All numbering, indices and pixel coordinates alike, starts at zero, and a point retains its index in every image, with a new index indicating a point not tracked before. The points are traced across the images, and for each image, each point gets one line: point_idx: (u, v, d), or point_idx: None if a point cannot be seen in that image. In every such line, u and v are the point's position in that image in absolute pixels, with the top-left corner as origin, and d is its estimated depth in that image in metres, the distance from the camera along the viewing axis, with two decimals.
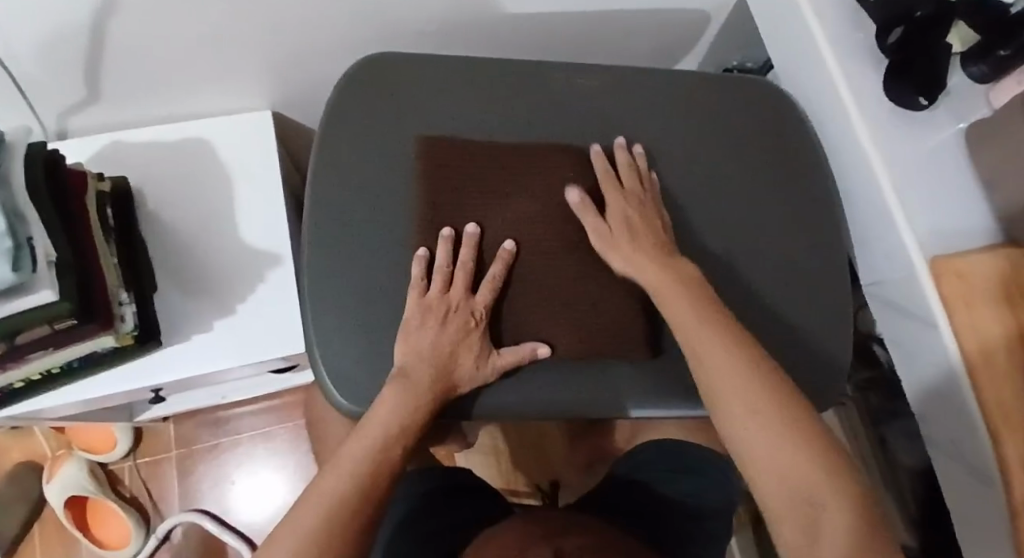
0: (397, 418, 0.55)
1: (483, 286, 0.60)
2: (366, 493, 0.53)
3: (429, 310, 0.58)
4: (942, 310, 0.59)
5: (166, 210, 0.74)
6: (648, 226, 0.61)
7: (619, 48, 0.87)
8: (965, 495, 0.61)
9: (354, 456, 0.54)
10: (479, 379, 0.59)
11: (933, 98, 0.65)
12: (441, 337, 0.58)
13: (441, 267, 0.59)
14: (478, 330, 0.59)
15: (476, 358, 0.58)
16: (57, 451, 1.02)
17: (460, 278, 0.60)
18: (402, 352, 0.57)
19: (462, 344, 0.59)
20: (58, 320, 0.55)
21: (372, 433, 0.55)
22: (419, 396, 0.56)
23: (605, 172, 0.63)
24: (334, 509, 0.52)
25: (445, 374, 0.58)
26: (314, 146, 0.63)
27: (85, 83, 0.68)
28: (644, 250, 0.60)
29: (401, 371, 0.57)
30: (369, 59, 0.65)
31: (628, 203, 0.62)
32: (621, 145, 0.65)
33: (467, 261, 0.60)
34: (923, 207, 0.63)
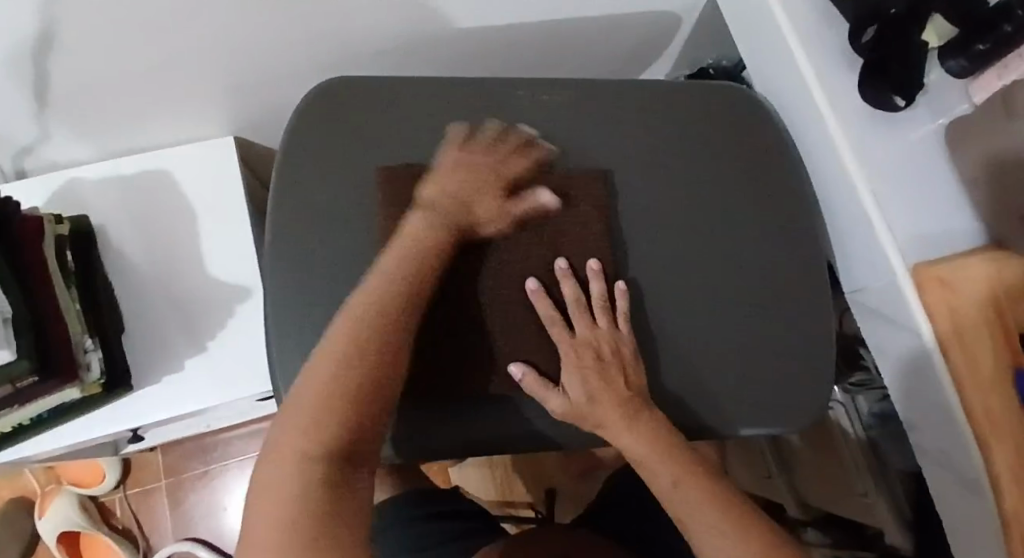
0: (422, 237, 0.56)
1: (522, 161, 0.61)
2: (373, 343, 0.50)
3: (468, 159, 0.60)
4: (925, 317, 0.58)
5: (131, 247, 0.72)
6: (608, 389, 0.55)
7: (590, 53, 0.85)
8: (956, 502, 0.60)
9: (338, 331, 0.51)
10: (495, 224, 0.59)
11: (910, 97, 0.62)
12: (466, 178, 0.59)
13: (485, 137, 0.61)
14: (498, 183, 0.60)
15: (495, 198, 0.59)
16: (45, 486, 1.01)
17: (499, 152, 0.61)
18: (429, 187, 0.58)
19: (485, 188, 0.59)
20: (19, 379, 0.54)
21: (405, 252, 0.55)
22: (443, 226, 0.57)
23: (551, 319, 0.58)
24: (339, 375, 0.48)
25: (466, 210, 0.58)
26: (271, 178, 0.61)
27: (34, 123, 0.66)
28: (612, 421, 0.55)
29: (429, 203, 0.57)
30: (324, 84, 0.63)
31: (582, 362, 0.57)
32: (564, 271, 0.59)
33: (492, 139, 0.61)
34: (903, 209, 0.61)
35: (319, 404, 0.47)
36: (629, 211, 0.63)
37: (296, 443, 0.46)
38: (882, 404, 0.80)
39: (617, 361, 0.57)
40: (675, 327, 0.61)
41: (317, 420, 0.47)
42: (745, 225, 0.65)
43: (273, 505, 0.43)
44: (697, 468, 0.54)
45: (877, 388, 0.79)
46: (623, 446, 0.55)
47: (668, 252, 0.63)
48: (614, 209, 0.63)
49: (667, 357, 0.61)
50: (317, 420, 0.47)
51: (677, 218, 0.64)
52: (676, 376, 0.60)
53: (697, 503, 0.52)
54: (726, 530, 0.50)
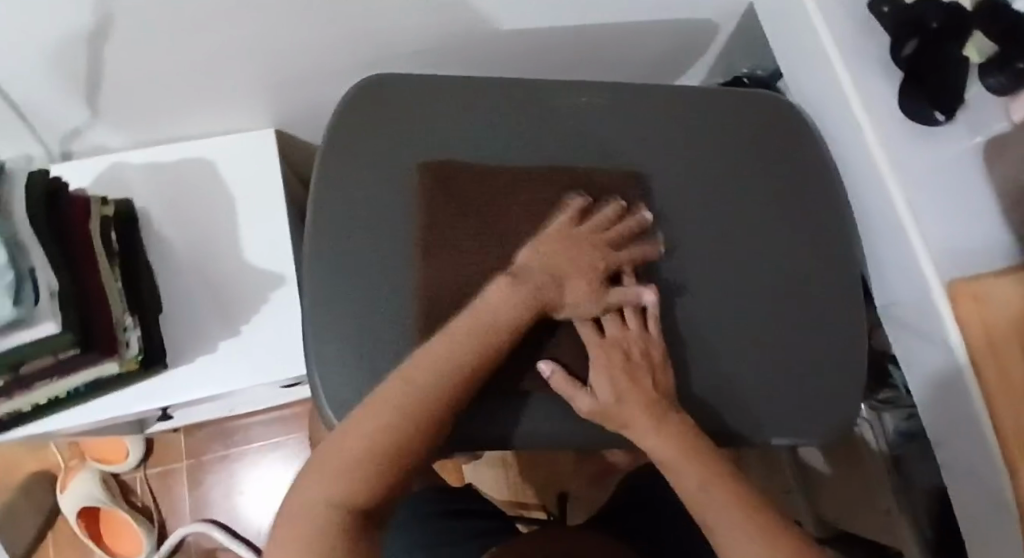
0: (509, 313, 0.55)
1: (632, 250, 0.60)
2: (442, 408, 0.51)
3: (576, 236, 0.60)
4: (958, 334, 0.57)
5: (170, 231, 0.73)
6: (635, 389, 0.56)
7: (626, 59, 0.86)
8: (982, 523, 0.60)
9: (402, 389, 0.50)
10: (584, 306, 0.58)
11: (949, 112, 0.62)
12: (571, 254, 0.59)
13: (603, 216, 0.61)
14: (602, 271, 0.59)
15: (592, 283, 0.58)
16: (69, 462, 1.03)
17: (610, 232, 0.60)
18: (527, 253, 0.59)
19: (585, 274, 0.58)
20: (60, 351, 0.55)
21: (478, 320, 0.54)
22: (530, 294, 0.56)
23: (580, 319, 0.58)
24: (387, 430, 0.48)
25: (557, 283, 0.57)
26: (314, 169, 0.62)
27: (84, 106, 0.67)
28: (637, 422, 0.55)
29: (523, 270, 0.57)
30: (368, 80, 0.64)
31: (610, 362, 0.57)
32: (595, 272, 0.60)
33: (600, 220, 0.61)
34: (940, 225, 0.61)
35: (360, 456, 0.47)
36: (663, 216, 0.64)
37: (327, 486, 0.46)
38: (909, 423, 0.78)
39: (645, 363, 0.57)
40: (704, 331, 0.61)
41: (352, 477, 0.47)
42: (778, 235, 0.65)
43: (295, 556, 0.43)
44: (721, 472, 0.54)
45: (904, 406, 0.78)
46: (649, 447, 0.55)
47: (700, 259, 0.63)
48: (648, 214, 0.63)
49: (695, 362, 0.61)
50: (355, 473, 0.47)
51: (710, 225, 0.64)
52: (704, 381, 0.61)
53: (722, 505, 0.52)
54: (749, 534, 0.50)
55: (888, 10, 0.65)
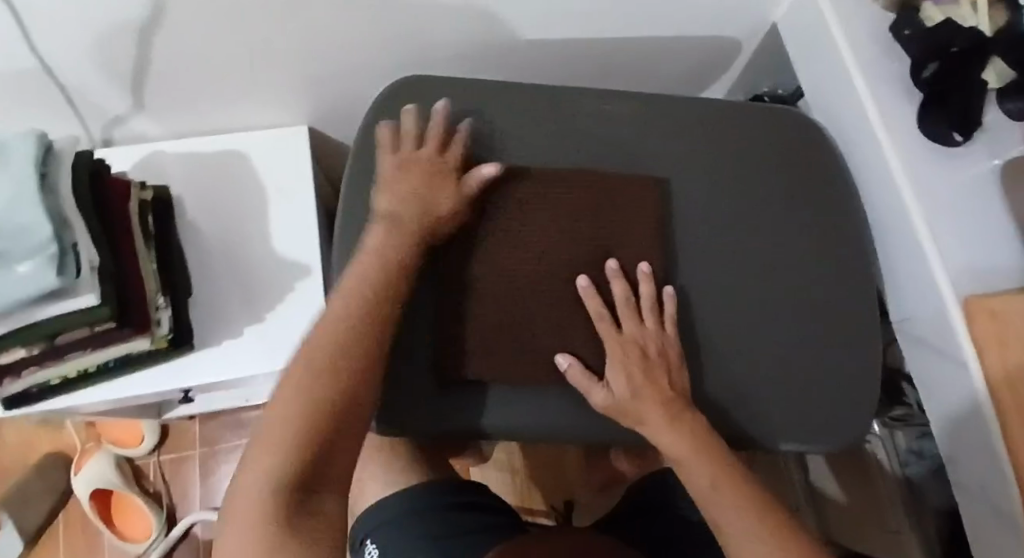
0: (391, 248, 0.57)
1: (454, 145, 0.62)
2: (348, 351, 0.53)
3: (415, 165, 0.60)
4: (973, 351, 0.59)
5: (204, 219, 0.76)
6: (652, 387, 0.57)
7: (651, 72, 0.88)
8: (992, 541, 0.60)
9: (310, 351, 0.53)
10: (457, 215, 0.59)
11: (968, 135, 0.64)
12: (411, 178, 0.60)
13: (411, 132, 0.61)
14: (442, 174, 0.60)
15: (450, 197, 0.59)
16: (85, 444, 1.04)
17: (432, 141, 0.61)
18: (384, 198, 0.59)
19: (438, 191, 0.59)
20: (99, 323, 0.58)
21: (364, 268, 0.56)
22: (406, 231, 0.58)
23: (599, 315, 0.59)
24: (309, 390, 0.51)
25: (430, 215, 0.59)
26: (347, 163, 0.64)
27: (130, 95, 0.70)
28: (654, 419, 0.56)
29: (391, 215, 0.58)
30: (404, 80, 0.67)
31: (628, 359, 0.58)
32: (615, 271, 0.61)
33: (437, 134, 0.62)
34: (959, 246, 0.62)
35: (286, 430, 0.49)
36: (685, 223, 0.65)
37: (262, 468, 0.48)
38: (920, 442, 0.79)
39: (662, 362, 0.59)
40: (723, 338, 0.63)
41: (279, 450, 0.48)
42: (796, 249, 0.67)
43: (245, 537, 0.45)
44: (733, 472, 0.56)
45: (917, 424, 0.80)
46: (663, 445, 0.56)
47: (720, 265, 0.65)
48: (670, 219, 0.65)
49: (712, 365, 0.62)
50: (284, 444, 0.49)
51: (730, 234, 0.66)
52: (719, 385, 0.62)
53: (735, 505, 0.54)
54: (760, 534, 0.53)
55: (910, 32, 0.66)
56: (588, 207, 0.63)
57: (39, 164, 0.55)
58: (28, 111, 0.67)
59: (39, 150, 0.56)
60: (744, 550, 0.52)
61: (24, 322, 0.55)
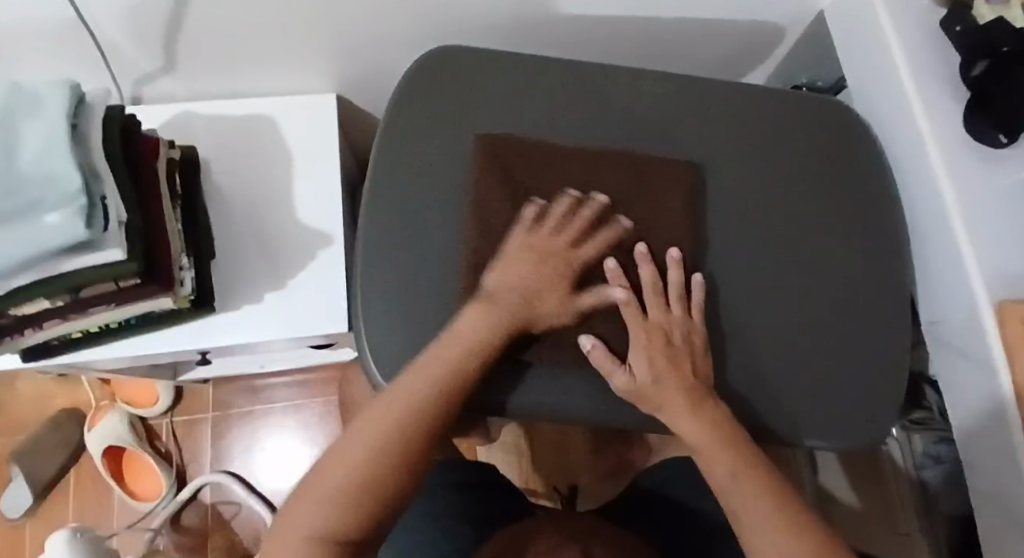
0: (480, 336, 0.55)
1: (593, 242, 0.60)
2: (418, 425, 0.54)
3: (536, 244, 0.59)
4: (1003, 355, 0.57)
5: (229, 182, 0.75)
6: (674, 373, 0.57)
7: (689, 56, 0.86)
8: (1009, 553, 0.59)
9: (379, 417, 0.54)
10: (556, 319, 0.58)
11: (1014, 135, 0.62)
12: (544, 268, 0.59)
13: (556, 217, 0.60)
14: (568, 279, 0.59)
15: (561, 298, 0.58)
16: (100, 401, 1.05)
17: (573, 230, 0.60)
18: (493, 278, 0.58)
19: (553, 283, 0.59)
20: (123, 278, 0.57)
21: (446, 351, 0.55)
22: (502, 316, 0.56)
23: (624, 298, 0.59)
24: (369, 464, 0.53)
25: (530, 305, 0.58)
26: (376, 134, 0.64)
27: (162, 53, 0.69)
28: (674, 405, 0.56)
29: (489, 294, 0.57)
30: (442, 50, 0.66)
31: (652, 344, 0.57)
32: (643, 255, 0.60)
33: (588, 218, 0.61)
34: (999, 249, 0.60)
35: (342, 499, 0.52)
36: (717, 212, 0.64)
37: (312, 525, 0.52)
38: (937, 447, 0.77)
39: (686, 349, 0.58)
40: (748, 330, 0.62)
41: (331, 515, 0.52)
42: (828, 244, 0.66)
43: None
44: (751, 458, 0.56)
45: (935, 428, 0.77)
46: (681, 431, 0.56)
47: (750, 258, 0.64)
48: (702, 208, 0.64)
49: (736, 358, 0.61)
50: (337, 512, 0.52)
51: (762, 226, 0.64)
52: (741, 379, 0.61)
53: (751, 493, 0.54)
54: (776, 524, 0.53)
55: (961, 29, 0.64)
56: (622, 190, 0.62)
57: (70, 115, 0.54)
58: (61, 62, 0.67)
59: (72, 101, 0.55)
60: (758, 537, 0.53)
61: (49, 273, 0.54)
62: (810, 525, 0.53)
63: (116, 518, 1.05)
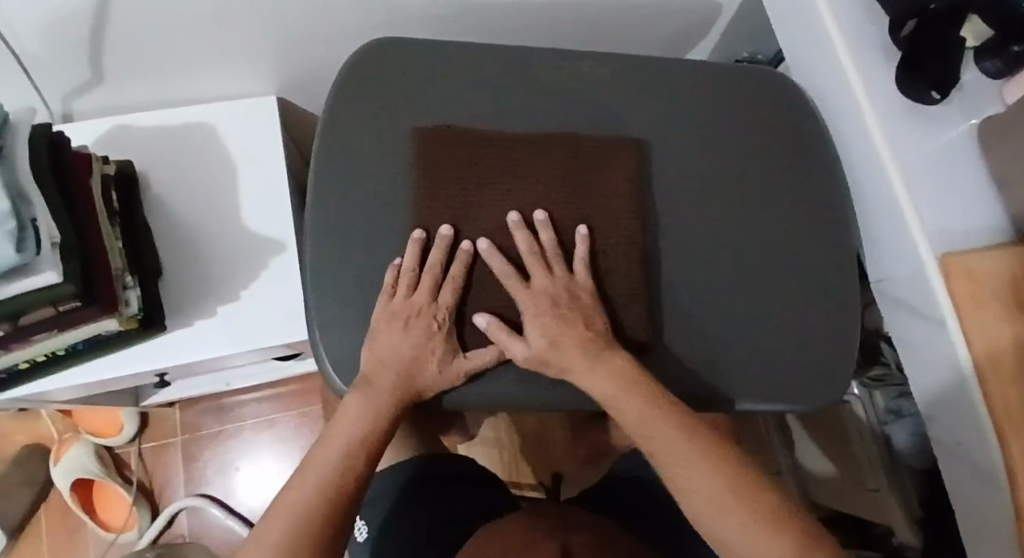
0: (369, 412, 0.56)
1: (447, 286, 0.59)
2: (345, 486, 0.54)
3: (394, 315, 0.58)
4: (951, 308, 0.58)
5: (172, 197, 0.74)
6: (572, 332, 0.57)
7: (632, 36, 0.87)
8: (970, 496, 0.60)
9: (306, 479, 0.53)
10: (440, 386, 0.58)
11: (946, 93, 0.63)
12: (415, 335, 0.58)
13: (407, 271, 0.58)
14: (443, 332, 0.58)
15: (439, 361, 0.58)
16: (63, 435, 1.02)
17: (427, 282, 0.58)
18: (366, 358, 0.57)
19: (425, 349, 0.58)
20: (61, 301, 0.56)
21: (358, 415, 0.56)
22: (382, 401, 0.56)
23: (536, 265, 0.60)
24: (303, 518, 0.51)
25: (409, 377, 0.57)
26: (315, 141, 0.63)
27: (90, 66, 0.67)
28: (574, 363, 0.57)
29: (365, 378, 0.57)
30: (374, 44, 0.65)
31: (540, 308, 0.58)
32: (542, 222, 0.61)
33: (437, 263, 0.59)
34: (934, 205, 0.62)
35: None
36: (662, 188, 0.65)
37: None
38: (898, 402, 0.81)
39: (576, 307, 0.59)
40: (699, 305, 0.63)
41: None
42: (771, 212, 0.67)
43: None
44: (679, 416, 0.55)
45: (894, 384, 0.81)
46: (591, 391, 0.56)
47: (697, 231, 0.65)
48: (647, 186, 0.65)
49: (685, 327, 0.63)
50: None
51: (703, 199, 0.66)
52: (697, 351, 0.63)
53: (679, 451, 0.53)
54: (694, 459, 0.53)
55: None
56: (567, 173, 0.63)
57: None
58: None
59: None
60: (679, 477, 0.53)
61: None
62: (730, 457, 0.54)
63: (91, 552, 1.02)
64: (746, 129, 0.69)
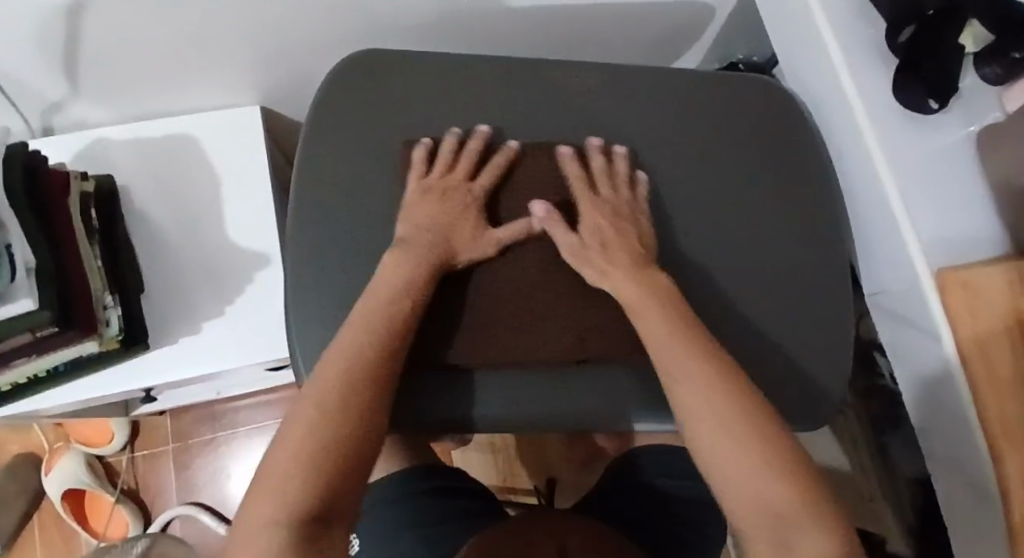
0: (397, 285, 0.54)
1: (485, 171, 0.60)
2: (375, 369, 0.50)
3: (429, 189, 0.59)
4: (946, 322, 0.56)
5: (154, 211, 0.72)
6: (623, 244, 0.58)
7: (622, 40, 0.85)
8: (966, 512, 0.59)
9: (341, 359, 0.50)
10: (474, 253, 0.58)
11: (944, 101, 0.60)
12: (444, 209, 0.58)
13: (444, 154, 0.60)
14: (473, 209, 0.59)
15: (473, 230, 0.58)
16: (55, 444, 1.02)
17: (465, 163, 0.60)
18: (401, 227, 0.57)
19: (460, 218, 0.58)
20: (39, 328, 0.56)
21: (375, 297, 0.53)
22: (421, 258, 0.55)
23: (577, 182, 0.61)
24: (336, 402, 0.48)
25: (445, 243, 0.57)
26: (296, 156, 0.61)
27: (67, 82, 0.66)
28: (625, 277, 0.56)
29: (402, 241, 0.57)
30: (356, 56, 0.64)
31: (601, 213, 0.59)
32: (595, 146, 0.62)
33: (472, 150, 0.61)
34: (932, 216, 0.60)
35: (303, 449, 0.46)
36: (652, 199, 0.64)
37: (278, 492, 0.44)
38: (894, 411, 0.81)
39: (635, 222, 0.60)
40: None
41: (295, 476, 0.44)
42: (765, 225, 0.66)
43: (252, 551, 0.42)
44: (733, 386, 0.50)
45: (890, 394, 0.81)
46: (665, 362, 0.52)
47: (688, 243, 0.64)
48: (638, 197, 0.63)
49: None
50: (303, 464, 0.45)
51: (694, 210, 0.65)
52: None
53: (728, 423, 0.48)
54: (741, 433, 0.48)
55: None
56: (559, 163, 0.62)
57: None
58: None
59: None
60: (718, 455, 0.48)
61: None
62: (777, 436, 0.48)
63: None
64: (739, 138, 0.67)
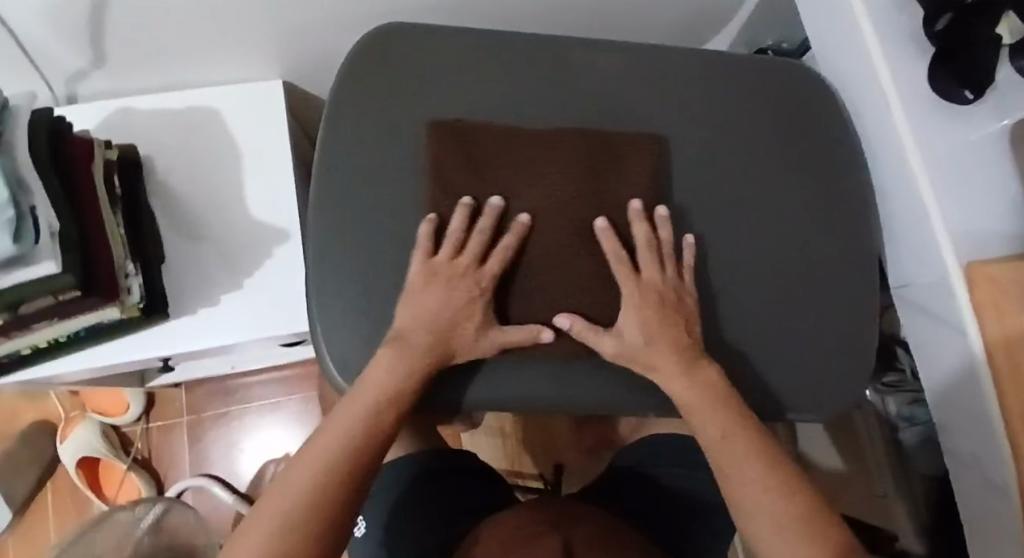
0: (392, 384, 0.53)
1: (494, 255, 0.58)
2: (378, 427, 0.52)
3: (435, 272, 0.56)
4: (972, 315, 0.56)
5: (175, 182, 0.73)
6: (666, 328, 0.57)
7: (648, 22, 0.84)
8: (983, 509, 0.59)
9: (353, 409, 0.52)
10: (472, 355, 0.56)
11: (982, 92, 0.58)
12: (449, 302, 0.56)
13: (454, 231, 0.58)
14: (481, 300, 0.57)
15: (476, 328, 0.56)
16: (70, 413, 1.03)
17: (474, 246, 0.58)
18: (401, 320, 0.55)
19: (464, 314, 0.56)
20: (62, 292, 0.55)
21: (366, 394, 0.53)
22: (416, 363, 0.54)
23: (616, 259, 0.59)
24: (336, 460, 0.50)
25: (442, 342, 0.55)
26: (320, 129, 0.61)
27: (92, 51, 0.66)
28: (666, 366, 0.56)
29: (400, 338, 0.55)
30: (383, 30, 0.63)
31: (645, 303, 0.58)
32: (638, 213, 0.60)
33: (483, 230, 0.58)
34: (962, 209, 0.59)
35: (301, 499, 0.48)
36: (676, 183, 0.63)
37: (272, 530, 0.46)
38: (912, 409, 0.78)
39: (678, 309, 0.59)
40: (710, 304, 0.62)
41: (285, 519, 0.47)
42: (789, 214, 0.65)
43: None
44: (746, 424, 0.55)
45: (909, 390, 0.78)
46: (674, 392, 0.56)
47: (710, 230, 0.63)
48: (663, 181, 0.62)
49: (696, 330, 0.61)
50: (298, 511, 0.47)
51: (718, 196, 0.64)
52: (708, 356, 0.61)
53: (743, 460, 0.53)
54: (760, 474, 0.52)
55: None
56: (591, 166, 0.60)
57: None
58: None
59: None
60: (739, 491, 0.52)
61: None
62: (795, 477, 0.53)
63: None
64: (766, 125, 0.67)
